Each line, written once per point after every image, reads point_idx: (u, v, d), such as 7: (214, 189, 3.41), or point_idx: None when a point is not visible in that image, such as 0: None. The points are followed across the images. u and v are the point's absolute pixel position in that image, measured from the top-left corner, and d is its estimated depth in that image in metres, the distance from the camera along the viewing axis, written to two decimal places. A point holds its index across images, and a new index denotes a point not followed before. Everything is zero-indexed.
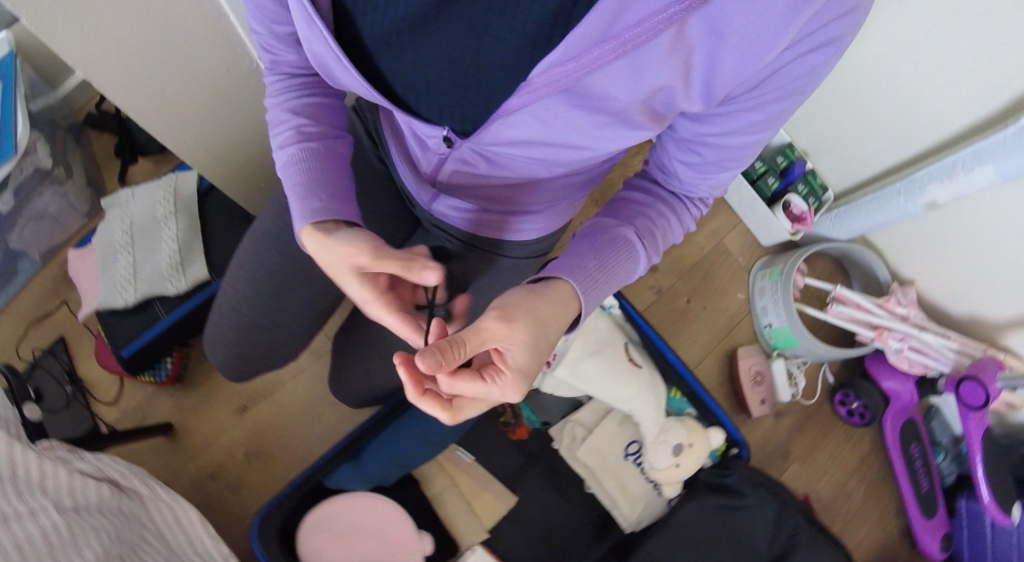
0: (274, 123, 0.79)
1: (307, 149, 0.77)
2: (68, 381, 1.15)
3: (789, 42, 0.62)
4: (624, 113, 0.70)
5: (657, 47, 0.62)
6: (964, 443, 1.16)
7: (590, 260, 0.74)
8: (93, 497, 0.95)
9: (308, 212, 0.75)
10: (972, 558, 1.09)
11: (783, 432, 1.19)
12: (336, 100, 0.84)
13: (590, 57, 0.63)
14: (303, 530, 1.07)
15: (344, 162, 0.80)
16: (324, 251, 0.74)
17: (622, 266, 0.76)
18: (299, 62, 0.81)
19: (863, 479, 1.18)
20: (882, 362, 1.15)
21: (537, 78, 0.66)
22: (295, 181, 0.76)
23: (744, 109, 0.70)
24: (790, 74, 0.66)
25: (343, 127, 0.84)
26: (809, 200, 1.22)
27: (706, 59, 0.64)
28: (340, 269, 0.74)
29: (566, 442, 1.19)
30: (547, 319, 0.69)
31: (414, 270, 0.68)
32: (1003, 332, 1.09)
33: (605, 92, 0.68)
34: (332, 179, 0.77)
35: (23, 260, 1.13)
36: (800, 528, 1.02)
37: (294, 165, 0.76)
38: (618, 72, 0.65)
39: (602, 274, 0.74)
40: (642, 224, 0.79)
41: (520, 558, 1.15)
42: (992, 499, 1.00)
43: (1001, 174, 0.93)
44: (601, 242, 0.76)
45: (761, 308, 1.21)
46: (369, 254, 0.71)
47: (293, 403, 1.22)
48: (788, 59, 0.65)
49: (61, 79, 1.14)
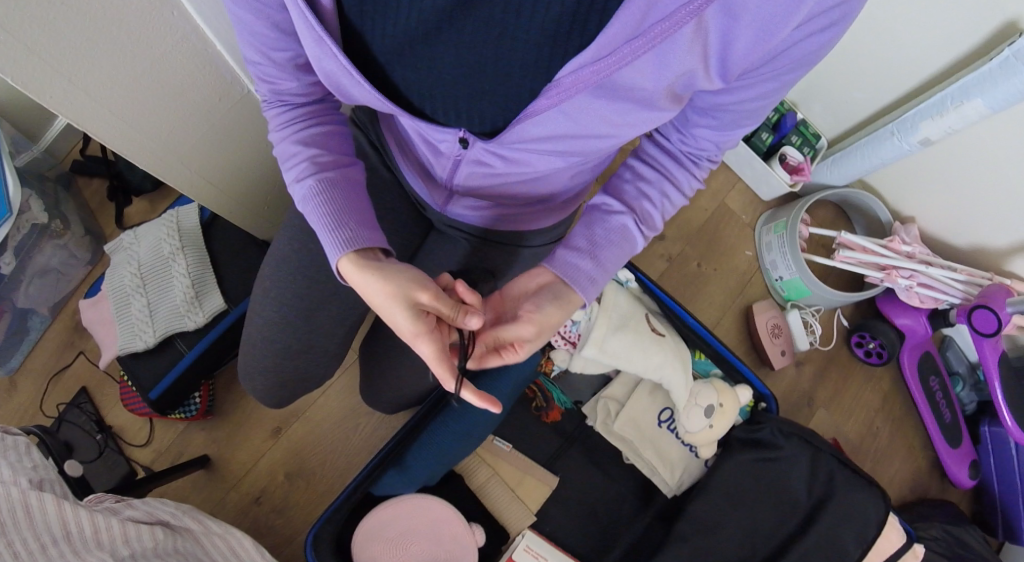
0: (285, 157, 0.81)
1: (323, 179, 0.79)
2: (97, 430, 1.14)
3: (800, 23, 0.67)
4: (649, 100, 0.75)
5: (682, 38, 0.67)
6: (981, 370, 1.21)
7: (586, 259, 0.82)
8: (148, 541, 0.95)
9: (339, 243, 0.77)
10: (999, 477, 1.16)
11: (807, 378, 1.23)
12: (341, 125, 0.86)
13: (619, 55, 0.68)
14: (359, 542, 1.09)
15: (360, 188, 0.83)
16: (368, 279, 0.77)
17: (618, 254, 0.84)
18: (300, 89, 0.82)
19: (885, 411, 1.23)
20: (894, 302, 1.20)
21: (565, 78, 0.71)
22: (318, 211, 0.78)
23: (760, 81, 0.74)
24: (803, 48, 0.71)
25: (351, 152, 0.86)
26: (803, 150, 1.26)
27: (722, 39, 0.68)
28: (386, 298, 0.77)
29: (600, 418, 1.24)
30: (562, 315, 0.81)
31: (466, 314, 0.74)
32: (1008, 258, 1.13)
33: (632, 85, 0.73)
34: (353, 205, 0.79)
35: (32, 317, 1.12)
36: (835, 470, 1.06)
37: (314, 198, 0.78)
38: (645, 65, 0.70)
39: (599, 269, 0.82)
40: (642, 208, 0.85)
41: (569, 534, 1.19)
42: (1015, 423, 1.06)
43: (990, 106, 0.96)
44: (599, 232, 0.84)
45: (770, 262, 1.25)
46: (425, 290, 0.76)
47: (328, 418, 1.23)
48: (799, 38, 0.69)
49: (43, 130, 1.12)
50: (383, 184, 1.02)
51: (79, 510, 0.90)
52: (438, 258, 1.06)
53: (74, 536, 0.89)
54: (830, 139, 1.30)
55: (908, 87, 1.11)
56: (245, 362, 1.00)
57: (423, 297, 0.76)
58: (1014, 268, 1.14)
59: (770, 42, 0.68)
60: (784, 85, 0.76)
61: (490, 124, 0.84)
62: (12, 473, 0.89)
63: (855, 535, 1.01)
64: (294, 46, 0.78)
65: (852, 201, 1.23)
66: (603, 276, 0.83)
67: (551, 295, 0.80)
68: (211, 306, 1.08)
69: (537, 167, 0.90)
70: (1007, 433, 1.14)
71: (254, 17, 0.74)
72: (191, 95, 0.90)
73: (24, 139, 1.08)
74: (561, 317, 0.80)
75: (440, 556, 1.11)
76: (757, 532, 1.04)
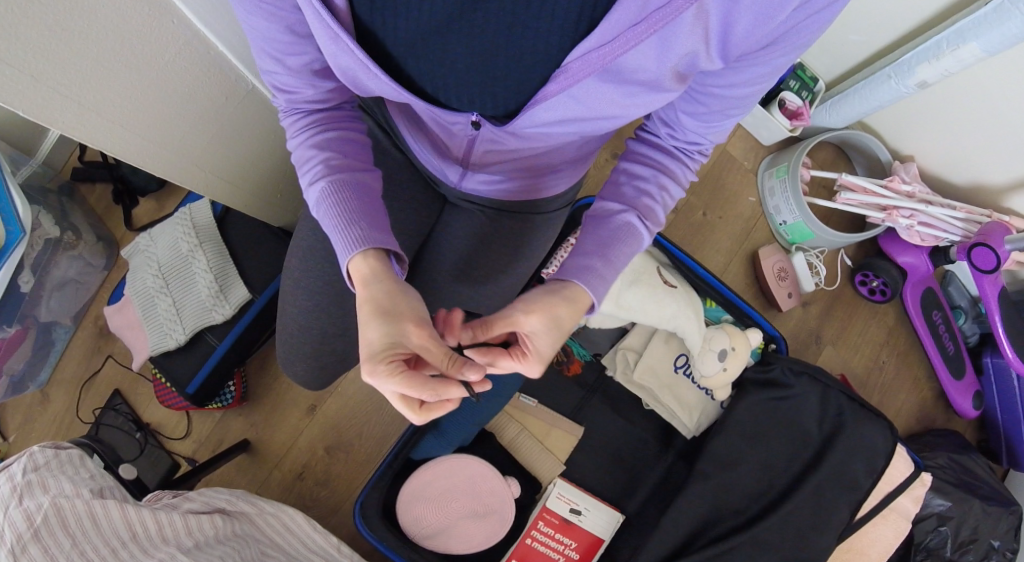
0: (301, 162, 0.81)
1: (336, 181, 0.79)
2: (136, 429, 1.18)
3: (799, 4, 0.67)
4: (655, 83, 0.74)
5: (683, 22, 0.67)
6: (982, 303, 1.29)
7: (596, 259, 0.81)
8: (210, 530, 0.99)
9: (352, 243, 0.76)
10: (1002, 403, 1.26)
11: (811, 316, 1.31)
12: (357, 132, 0.86)
13: (623, 40, 0.68)
14: (405, 506, 1.16)
15: (375, 194, 0.82)
16: (361, 289, 0.75)
17: (627, 252, 0.83)
18: (317, 95, 0.82)
19: (884, 341, 1.32)
20: (895, 240, 1.26)
21: (573, 63, 0.71)
22: (333, 214, 0.78)
23: (751, 65, 0.74)
24: (801, 32, 0.71)
25: (367, 157, 0.85)
26: (802, 94, 1.26)
27: (723, 21, 0.68)
28: (367, 313, 0.73)
29: (620, 368, 1.28)
30: (557, 310, 0.77)
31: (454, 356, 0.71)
32: (1005, 195, 1.18)
33: (637, 68, 0.72)
34: (364, 208, 0.79)
35: (56, 328, 1.16)
36: (844, 403, 1.13)
37: (327, 200, 0.78)
38: (648, 50, 0.70)
39: (609, 267, 0.82)
40: (643, 204, 0.85)
41: (597, 479, 1.27)
42: (1015, 355, 1.14)
43: (986, 49, 0.97)
44: (605, 233, 0.83)
45: (774, 207, 1.30)
46: (416, 324, 0.72)
47: (360, 392, 1.27)
48: (798, 19, 0.70)
49: (39, 143, 1.14)
50: (398, 166, 1.02)
51: (141, 511, 0.92)
52: (456, 233, 1.06)
53: (140, 535, 0.90)
54: (828, 81, 1.31)
55: (903, 29, 1.12)
56: (283, 348, 1.03)
57: (411, 338, 0.71)
58: (1013, 204, 1.18)
59: (769, 24, 0.69)
60: (772, 72, 0.77)
61: (504, 108, 0.82)
62: (73, 485, 0.90)
63: (866, 462, 1.10)
64: (310, 49, 0.77)
65: (851, 142, 1.28)
66: (612, 275, 0.82)
67: (542, 287, 0.79)
68: (234, 297, 1.09)
69: (553, 142, 0.90)
70: (1008, 364, 1.23)
71: (268, 22, 0.73)
72: (197, 100, 0.89)
73: (20, 154, 1.10)
74: (548, 299, 0.77)
75: (480, 508, 1.17)
76: (774, 464, 1.13)
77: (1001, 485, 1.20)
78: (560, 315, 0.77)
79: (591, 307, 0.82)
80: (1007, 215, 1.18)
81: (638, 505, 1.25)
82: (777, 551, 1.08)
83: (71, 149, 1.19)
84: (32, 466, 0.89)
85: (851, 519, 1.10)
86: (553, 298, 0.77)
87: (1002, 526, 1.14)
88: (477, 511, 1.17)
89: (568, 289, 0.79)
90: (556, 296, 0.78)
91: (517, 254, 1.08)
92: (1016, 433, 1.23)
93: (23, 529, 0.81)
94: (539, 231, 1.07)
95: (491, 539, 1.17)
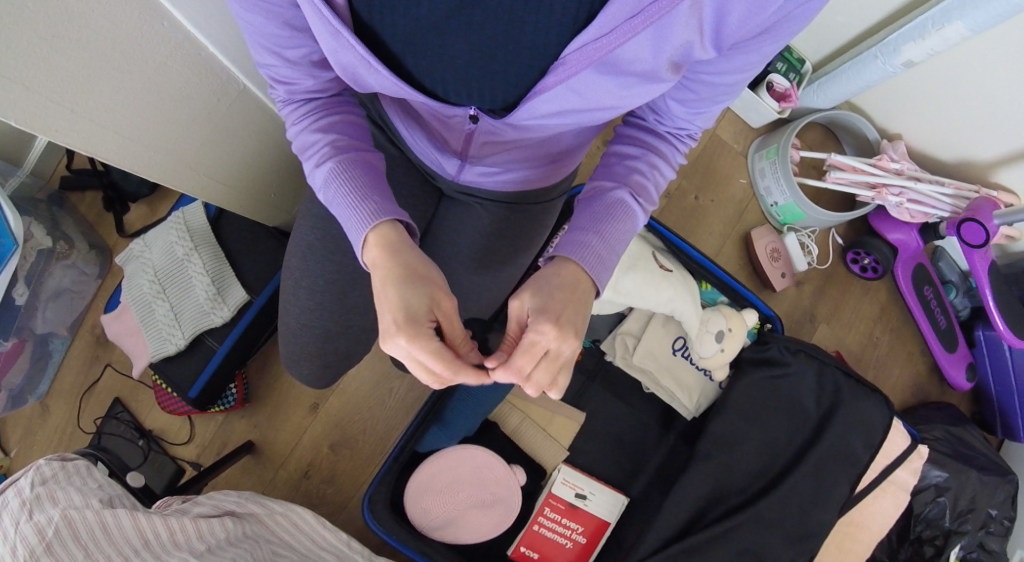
0: (305, 147, 0.81)
1: (344, 160, 0.78)
2: (138, 436, 1.18)
3: None
4: (651, 74, 0.75)
5: (679, 14, 0.67)
6: (972, 277, 1.32)
7: (592, 235, 0.80)
8: (222, 533, 0.98)
9: (366, 218, 0.75)
10: (994, 374, 1.29)
11: (804, 294, 1.33)
12: (359, 119, 0.85)
13: (620, 32, 0.68)
14: (414, 499, 1.17)
15: (381, 172, 0.81)
16: (378, 261, 0.74)
17: (622, 231, 0.82)
18: (316, 86, 0.81)
19: (876, 317, 1.35)
20: (885, 218, 1.28)
21: (570, 55, 0.71)
22: (342, 193, 0.77)
23: (742, 53, 0.75)
24: (791, 20, 0.72)
25: (369, 140, 0.85)
26: (789, 76, 1.28)
27: (717, 12, 0.69)
28: (397, 276, 0.72)
29: (619, 352, 1.29)
30: (546, 276, 0.77)
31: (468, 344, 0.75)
32: (993, 171, 1.20)
33: (634, 59, 0.73)
34: (375, 184, 0.78)
35: (53, 339, 1.15)
36: (839, 379, 1.16)
37: (335, 180, 0.77)
38: (644, 41, 0.70)
39: (605, 245, 0.80)
40: (635, 180, 0.85)
41: (601, 463, 1.30)
42: (1006, 326, 1.17)
43: (971, 28, 0.98)
44: (599, 210, 0.82)
45: (765, 188, 1.31)
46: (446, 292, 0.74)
47: (363, 388, 1.27)
48: (789, 8, 0.70)
49: (26, 153, 1.12)
50: (394, 161, 1.02)
51: (152, 518, 0.91)
52: (455, 226, 1.07)
53: (153, 542, 0.89)
54: (814, 62, 1.33)
55: (887, 10, 1.13)
56: (287, 350, 1.03)
57: (441, 304, 0.73)
58: (1000, 179, 1.21)
59: (762, 13, 0.69)
60: (762, 59, 0.77)
61: (502, 100, 0.82)
62: (82, 495, 0.88)
63: (863, 436, 1.13)
64: (307, 43, 0.76)
65: (839, 122, 1.30)
66: (610, 253, 0.81)
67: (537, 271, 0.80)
68: (233, 300, 1.09)
69: (553, 133, 0.89)
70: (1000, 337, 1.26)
71: (264, 18, 0.72)
72: (190, 100, 0.87)
73: (6, 165, 1.09)
74: (541, 274, 0.77)
75: (488, 498, 1.19)
76: (774, 441, 1.15)
77: (996, 454, 1.24)
78: (558, 282, 0.76)
79: (593, 290, 0.79)
80: (995, 189, 1.21)
81: (642, 487, 1.27)
82: (780, 525, 1.11)
83: (58, 157, 1.17)
84: (40, 478, 0.87)
85: (851, 492, 1.13)
86: (548, 274, 0.77)
87: (997, 493, 1.18)
88: (484, 501, 1.19)
89: (551, 262, 0.79)
90: (546, 271, 0.77)
91: (516, 245, 1.08)
92: (1009, 402, 1.27)
93: (35, 543, 0.79)
94: (541, 222, 1.09)
95: (499, 527, 1.18)
